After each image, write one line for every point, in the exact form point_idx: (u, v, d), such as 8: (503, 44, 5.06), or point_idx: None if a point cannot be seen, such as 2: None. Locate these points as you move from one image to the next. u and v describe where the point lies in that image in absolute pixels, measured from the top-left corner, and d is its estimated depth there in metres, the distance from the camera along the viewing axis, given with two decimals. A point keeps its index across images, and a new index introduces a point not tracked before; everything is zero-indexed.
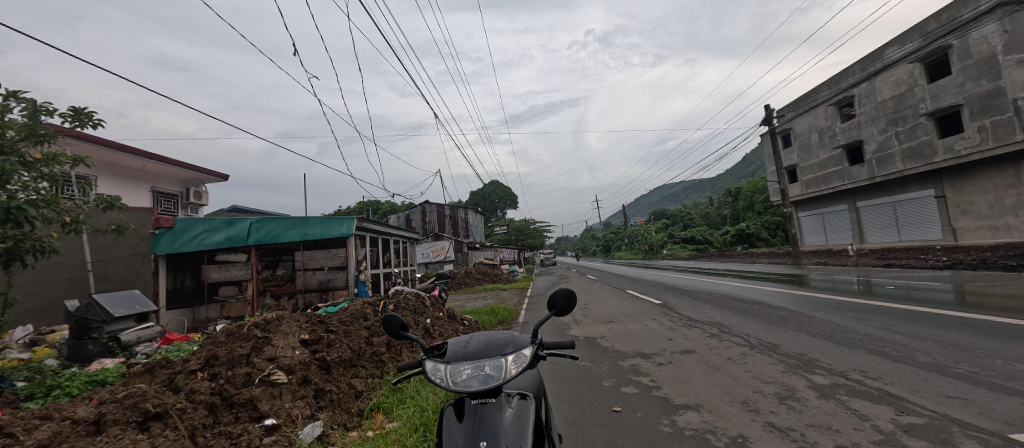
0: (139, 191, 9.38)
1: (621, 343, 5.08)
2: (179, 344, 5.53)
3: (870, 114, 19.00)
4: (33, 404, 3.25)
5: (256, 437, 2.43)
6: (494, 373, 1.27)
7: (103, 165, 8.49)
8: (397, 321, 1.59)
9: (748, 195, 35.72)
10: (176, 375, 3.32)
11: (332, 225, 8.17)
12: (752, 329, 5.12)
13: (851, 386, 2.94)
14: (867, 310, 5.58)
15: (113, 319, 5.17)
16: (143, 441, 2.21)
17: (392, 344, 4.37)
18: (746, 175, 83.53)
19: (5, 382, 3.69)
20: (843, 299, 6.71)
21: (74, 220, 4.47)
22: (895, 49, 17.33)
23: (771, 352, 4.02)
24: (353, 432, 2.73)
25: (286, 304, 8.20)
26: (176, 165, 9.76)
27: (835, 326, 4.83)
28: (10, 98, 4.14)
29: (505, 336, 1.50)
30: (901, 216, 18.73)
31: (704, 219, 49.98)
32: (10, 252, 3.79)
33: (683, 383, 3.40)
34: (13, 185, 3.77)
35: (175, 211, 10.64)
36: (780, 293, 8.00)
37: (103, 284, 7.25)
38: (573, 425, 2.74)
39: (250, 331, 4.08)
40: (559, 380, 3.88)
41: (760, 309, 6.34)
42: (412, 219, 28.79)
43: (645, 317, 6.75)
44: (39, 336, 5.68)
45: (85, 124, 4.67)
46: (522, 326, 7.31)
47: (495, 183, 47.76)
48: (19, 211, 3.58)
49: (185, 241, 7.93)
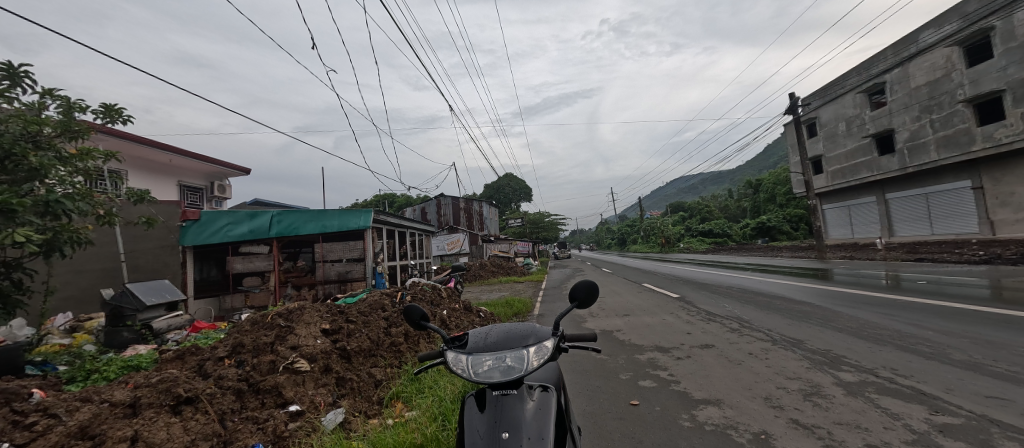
0: (165, 185, 9.71)
1: (637, 337, 5.02)
2: (207, 332, 5.73)
3: (902, 101, 18.09)
4: (75, 386, 3.44)
5: (282, 423, 2.51)
6: (516, 364, 1.28)
7: (133, 161, 8.86)
8: (417, 311, 1.58)
9: (769, 187, 34.75)
10: (204, 361, 3.44)
11: (349, 217, 8.28)
12: (773, 323, 5.00)
13: (880, 383, 2.84)
14: (896, 306, 5.38)
15: (145, 307, 5.40)
16: (176, 424, 2.29)
17: (410, 335, 4.44)
18: (767, 167, 80.97)
19: (49, 365, 3.95)
20: (870, 294, 6.48)
21: (108, 213, 4.64)
22: (931, 32, 16.48)
23: (795, 347, 3.91)
24: (374, 420, 2.80)
25: (307, 294, 8.47)
26: (200, 159, 10.04)
27: (862, 322, 4.67)
28: (45, 96, 4.32)
29: (526, 327, 1.49)
30: (934, 209, 17.91)
31: (722, 211, 48.78)
32: (51, 243, 3.96)
33: (702, 377, 3.36)
34: (50, 179, 3.97)
35: (201, 204, 10.98)
36: (803, 287, 7.78)
37: (135, 274, 7.55)
38: (591, 418, 2.75)
39: (274, 320, 4.20)
40: (575, 372, 3.87)
41: (782, 303, 6.20)
42: (427, 211, 28.99)
43: (661, 310, 6.67)
44: (78, 322, 6.02)
45: (116, 120, 4.85)
46: (537, 317, 7.35)
47: (508, 175, 47.83)
48: (57, 204, 3.74)
49: (211, 232, 8.18)
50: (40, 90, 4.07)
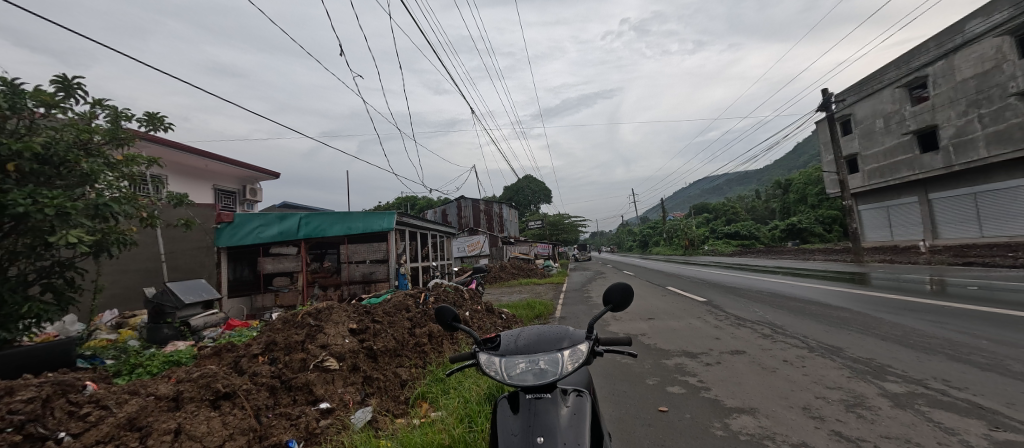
0: (202, 189, 10.17)
1: (663, 341, 4.89)
2: (240, 330, 5.96)
3: (947, 96, 17.04)
4: (122, 380, 3.63)
5: (314, 419, 2.58)
6: (549, 367, 1.25)
7: (173, 166, 9.34)
8: (449, 313, 1.58)
9: (800, 187, 33.36)
10: (240, 358, 3.57)
11: (373, 219, 8.43)
12: (808, 329, 4.78)
13: (931, 395, 2.66)
14: (944, 312, 5.05)
15: (184, 305, 5.66)
16: (215, 418, 2.38)
17: (434, 335, 4.49)
18: (798, 166, 77.78)
19: (97, 359, 4.19)
20: (912, 300, 6.12)
21: (150, 215, 4.89)
22: (979, 22, 15.47)
23: (834, 355, 3.72)
24: (401, 419, 2.83)
25: (333, 294, 8.69)
26: (233, 164, 10.48)
27: (907, 329, 4.40)
28: (95, 105, 4.61)
29: (558, 330, 1.46)
30: (983, 210, 16.76)
31: (749, 212, 47.19)
32: (99, 244, 4.21)
33: (734, 384, 3.24)
34: (99, 184, 4.22)
35: (234, 207, 11.45)
36: (838, 292, 7.42)
37: (174, 273, 7.93)
38: (619, 423, 2.69)
39: (304, 319, 4.33)
40: (601, 376, 3.81)
41: (817, 309, 5.93)
42: (447, 213, 29.32)
43: (687, 314, 6.49)
44: (124, 319, 6.38)
45: (158, 128, 5.13)
46: (560, 319, 7.29)
47: (528, 177, 47.81)
48: (105, 207, 3.98)
49: (244, 234, 8.52)
50: (91, 101, 4.34)
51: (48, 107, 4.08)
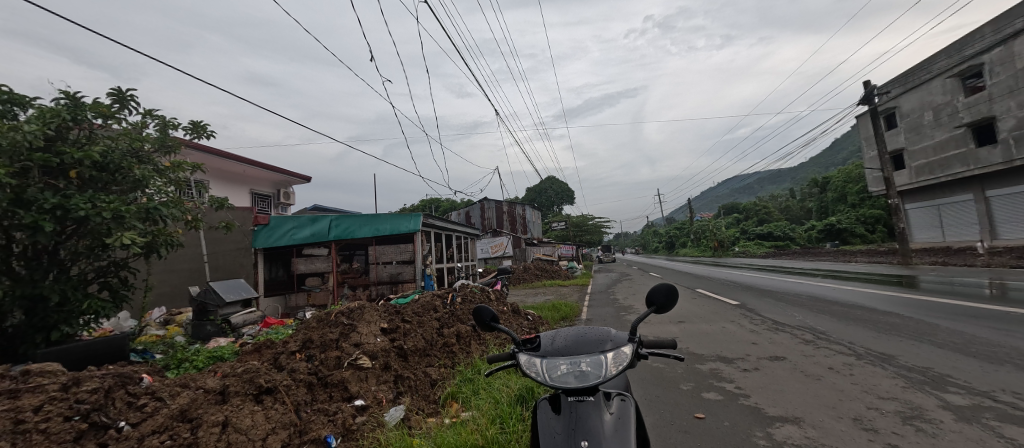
0: (240, 193, 10.68)
1: (697, 345, 4.73)
2: (276, 327, 6.21)
3: (1006, 84, 15.77)
4: (172, 373, 3.85)
5: (349, 416, 2.64)
6: (592, 369, 1.22)
7: (214, 172, 9.86)
8: (487, 313, 1.58)
9: (838, 186, 31.67)
10: (279, 355, 3.71)
11: (400, 221, 8.58)
12: (855, 335, 4.51)
13: (1001, 409, 2.45)
14: (1010, 319, 4.64)
15: (225, 303, 5.94)
16: (259, 411, 2.48)
17: (462, 336, 4.52)
18: (836, 163, 73.93)
19: (149, 353, 4.46)
20: (972, 305, 5.67)
21: (194, 218, 5.17)
22: None
23: (884, 363, 3.49)
24: (432, 418, 2.86)
25: (362, 294, 8.92)
26: (268, 169, 10.96)
27: (967, 337, 4.07)
28: (146, 116, 4.93)
29: (599, 332, 1.43)
30: None
31: (782, 212, 45.22)
32: (150, 245, 4.48)
33: (775, 392, 3.09)
34: (150, 189, 4.51)
35: (269, 210, 11.96)
36: (886, 296, 6.97)
37: (215, 273, 8.35)
38: (655, 429, 2.62)
39: (337, 318, 4.46)
40: (632, 380, 3.72)
41: (862, 314, 5.58)
42: (471, 215, 29.61)
43: (720, 318, 6.26)
44: (171, 316, 6.78)
45: (202, 135, 5.42)
46: (587, 321, 7.19)
47: (551, 178, 47.66)
48: (155, 210, 4.24)
49: (279, 235, 8.89)
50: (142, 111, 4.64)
51: (105, 118, 4.38)
